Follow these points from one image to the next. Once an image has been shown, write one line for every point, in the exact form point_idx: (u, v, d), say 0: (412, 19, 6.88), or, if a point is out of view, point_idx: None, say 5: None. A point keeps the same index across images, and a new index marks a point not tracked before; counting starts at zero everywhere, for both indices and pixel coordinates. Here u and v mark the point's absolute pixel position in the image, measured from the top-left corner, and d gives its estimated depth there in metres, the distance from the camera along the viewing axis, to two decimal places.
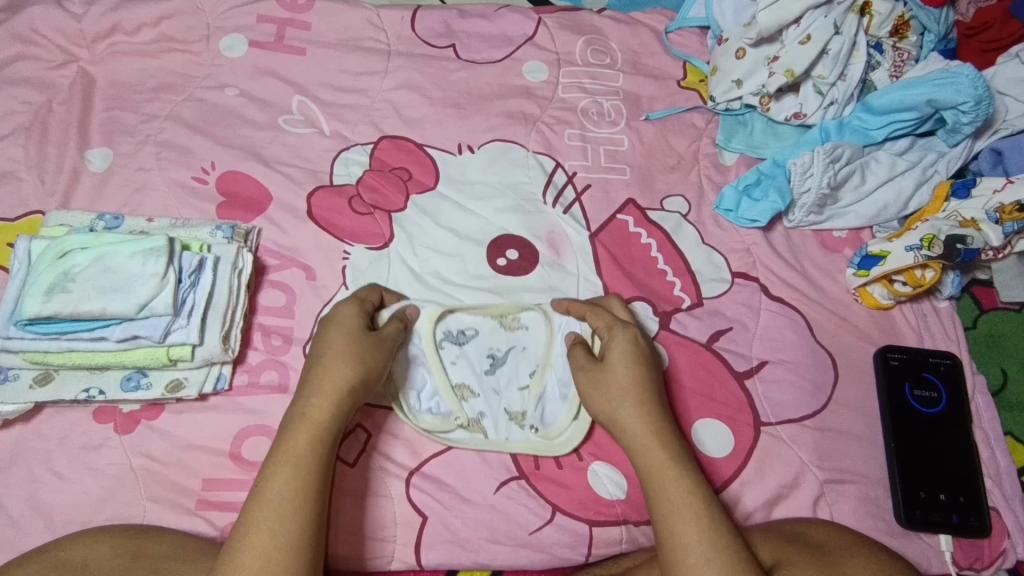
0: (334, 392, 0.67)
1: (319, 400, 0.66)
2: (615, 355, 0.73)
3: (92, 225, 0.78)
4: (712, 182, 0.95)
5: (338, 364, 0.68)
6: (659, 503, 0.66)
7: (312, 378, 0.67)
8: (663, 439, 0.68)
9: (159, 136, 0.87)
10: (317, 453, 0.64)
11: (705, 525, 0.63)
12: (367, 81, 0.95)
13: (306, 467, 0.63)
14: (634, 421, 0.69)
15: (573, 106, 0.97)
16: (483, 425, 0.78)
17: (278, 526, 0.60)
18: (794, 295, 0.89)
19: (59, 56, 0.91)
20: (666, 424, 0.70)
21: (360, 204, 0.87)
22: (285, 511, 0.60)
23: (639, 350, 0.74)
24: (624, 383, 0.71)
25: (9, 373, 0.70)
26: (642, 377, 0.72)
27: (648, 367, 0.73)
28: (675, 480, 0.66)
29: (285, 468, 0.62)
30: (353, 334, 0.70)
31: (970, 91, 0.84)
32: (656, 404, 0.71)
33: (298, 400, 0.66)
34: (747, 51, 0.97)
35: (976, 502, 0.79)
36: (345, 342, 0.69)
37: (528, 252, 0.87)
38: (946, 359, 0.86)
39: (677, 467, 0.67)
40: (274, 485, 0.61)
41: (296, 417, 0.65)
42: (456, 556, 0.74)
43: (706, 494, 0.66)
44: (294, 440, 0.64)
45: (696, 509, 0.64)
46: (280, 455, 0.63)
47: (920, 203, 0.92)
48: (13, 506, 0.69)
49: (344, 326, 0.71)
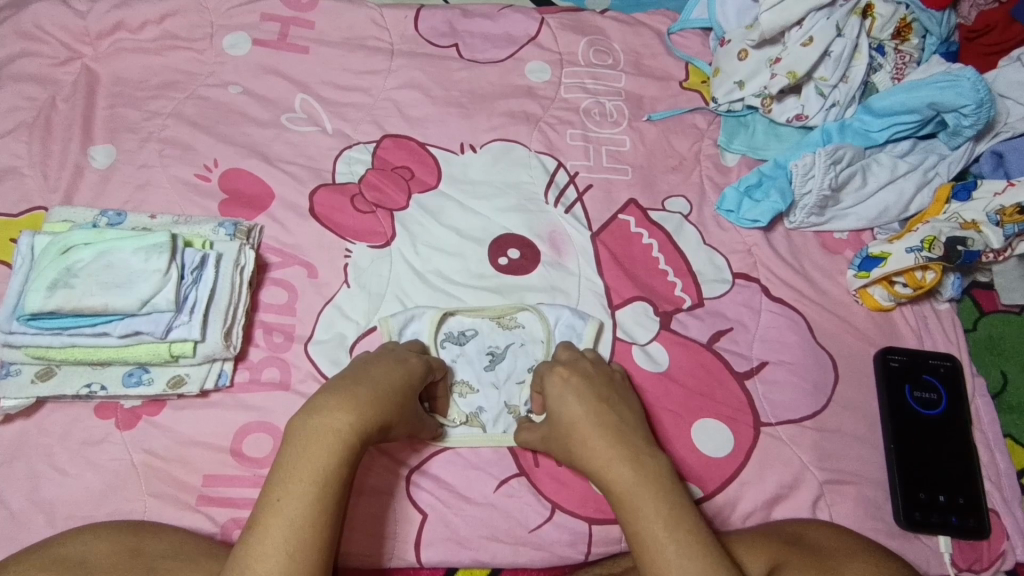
0: (378, 416, 0.62)
1: (357, 415, 0.60)
2: (550, 400, 0.71)
3: (95, 221, 0.78)
4: (714, 183, 0.95)
5: (384, 392, 0.64)
6: (629, 540, 0.62)
7: (346, 392, 0.62)
8: (614, 469, 0.63)
9: (162, 133, 0.87)
10: (345, 472, 0.58)
11: (673, 556, 0.58)
12: (371, 80, 0.95)
13: (333, 489, 0.57)
14: (585, 463, 0.66)
15: (575, 106, 0.97)
16: (482, 419, 0.79)
17: (296, 549, 0.53)
18: (795, 295, 0.89)
19: (63, 52, 0.92)
20: (609, 452, 0.64)
21: (363, 202, 0.87)
22: (308, 535, 0.54)
23: (567, 389, 0.70)
24: (562, 431, 0.68)
25: (12, 368, 0.70)
26: (587, 410, 0.68)
27: (579, 401, 0.69)
28: (632, 512, 0.61)
29: (310, 485, 0.56)
30: (400, 374, 0.68)
31: (972, 94, 0.84)
32: (604, 432, 0.66)
33: (324, 409, 0.59)
34: (750, 52, 0.97)
35: (976, 503, 0.79)
36: (398, 380, 0.67)
37: (529, 251, 0.87)
38: (946, 360, 0.87)
39: (626, 500, 0.62)
40: (295, 502, 0.55)
41: (326, 427, 0.58)
42: (455, 554, 0.74)
43: (667, 518, 0.60)
44: (322, 455, 0.57)
45: (660, 541, 0.59)
46: (304, 468, 0.56)
47: (920, 205, 0.93)
48: (14, 500, 0.70)
49: (405, 368, 0.69)
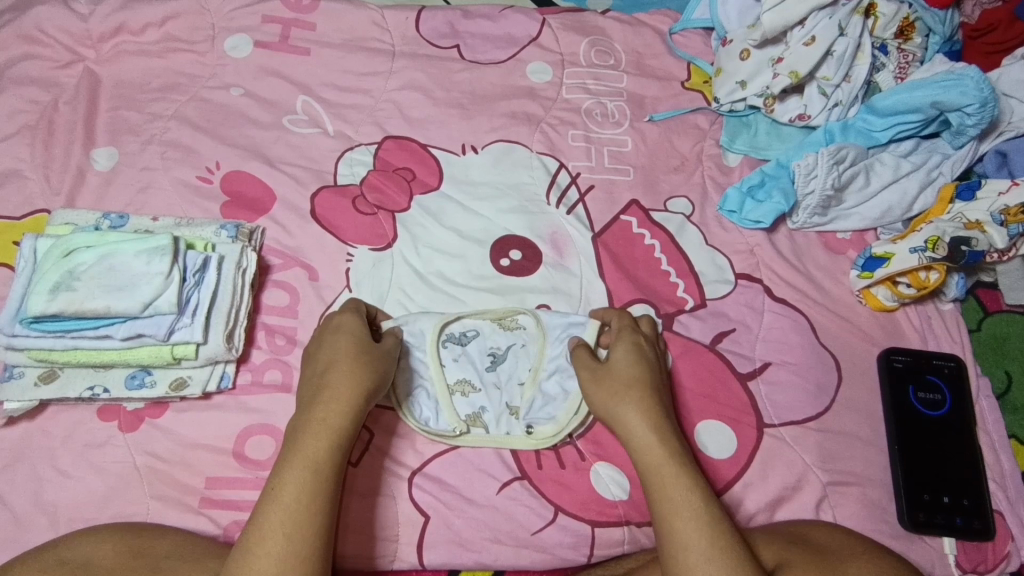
0: (350, 396, 0.66)
1: (342, 401, 0.66)
2: (622, 352, 0.75)
3: (97, 224, 0.78)
4: (716, 183, 0.95)
5: (347, 369, 0.68)
6: (663, 489, 0.65)
7: (323, 384, 0.67)
8: (668, 433, 0.69)
9: (164, 135, 0.88)
10: (333, 454, 0.63)
11: (707, 517, 0.64)
12: (372, 81, 0.95)
13: (322, 471, 0.62)
14: (642, 411, 0.70)
15: (577, 107, 0.97)
16: (484, 420, 0.78)
17: (293, 530, 0.58)
18: (797, 295, 0.89)
19: (65, 56, 0.92)
20: (667, 424, 0.70)
21: (364, 203, 0.87)
22: (304, 514, 0.59)
23: (644, 351, 0.75)
24: (633, 378, 0.72)
25: (15, 371, 0.71)
26: (653, 377, 0.73)
27: (650, 367, 0.74)
28: (680, 470, 0.66)
29: (302, 471, 0.61)
30: (349, 344, 0.70)
31: (976, 93, 0.84)
32: (663, 401, 0.72)
33: (313, 405, 0.66)
34: (752, 52, 0.97)
35: (980, 504, 0.79)
36: (346, 349, 0.70)
37: (532, 252, 0.87)
38: (951, 361, 0.86)
39: (676, 465, 0.67)
40: (288, 490, 0.60)
41: (312, 421, 0.64)
42: (457, 556, 0.74)
43: (704, 492, 0.65)
44: (309, 444, 0.63)
45: (697, 502, 0.64)
46: (296, 460, 0.62)
47: (924, 205, 0.92)
48: (17, 503, 0.70)
49: (351, 332, 0.71)
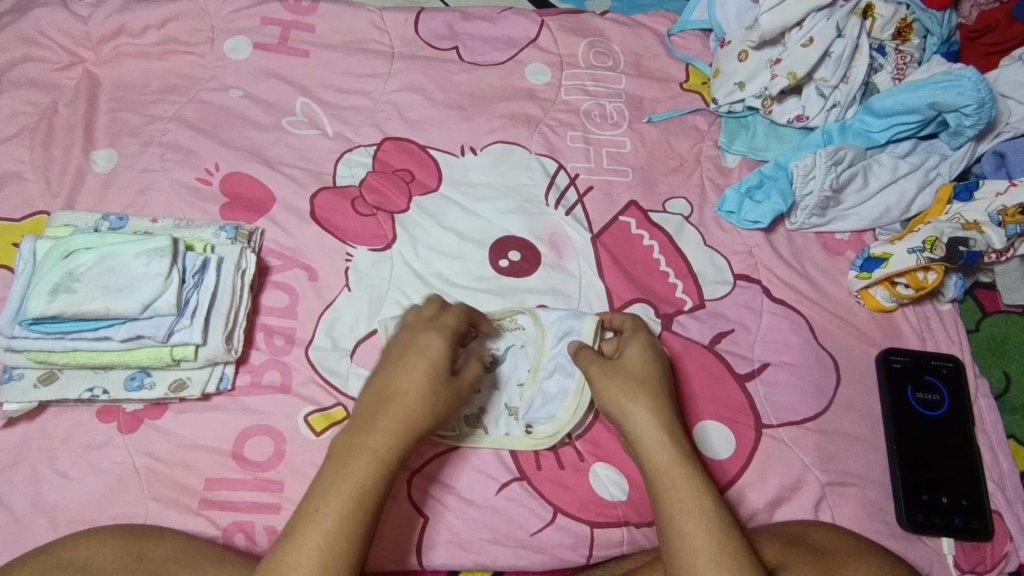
0: (406, 432, 0.65)
1: (398, 435, 0.64)
2: (632, 352, 0.75)
3: (97, 225, 0.79)
4: (714, 185, 0.95)
5: (415, 405, 0.66)
6: (670, 485, 0.65)
7: (384, 411, 0.65)
8: (678, 434, 0.69)
9: (163, 137, 0.88)
10: (378, 488, 0.62)
11: (713, 517, 0.64)
12: (371, 83, 0.95)
13: (365, 505, 0.61)
14: (653, 409, 0.70)
15: (575, 108, 0.97)
16: (484, 420, 0.78)
17: (331, 561, 0.58)
18: (796, 296, 0.89)
19: (65, 57, 0.92)
20: (678, 427, 0.70)
21: (364, 204, 0.87)
22: (342, 544, 0.59)
23: (657, 353, 0.75)
24: (646, 378, 0.72)
25: (15, 372, 0.71)
26: (665, 379, 0.74)
27: (664, 369, 0.74)
28: (689, 470, 0.66)
29: (345, 502, 0.60)
30: (424, 374, 0.67)
31: (973, 93, 0.84)
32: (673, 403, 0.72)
33: (366, 429, 0.64)
34: (750, 53, 0.98)
35: (979, 505, 0.79)
36: (423, 380, 0.67)
37: (531, 253, 0.87)
38: (949, 362, 0.86)
39: (684, 465, 0.67)
40: (332, 517, 0.59)
41: (365, 447, 0.63)
42: (457, 557, 0.74)
43: (714, 494, 0.66)
44: (357, 474, 0.62)
45: (704, 501, 0.65)
46: (341, 488, 0.61)
47: (922, 206, 0.92)
48: (17, 504, 0.70)
49: (429, 360, 0.68)
